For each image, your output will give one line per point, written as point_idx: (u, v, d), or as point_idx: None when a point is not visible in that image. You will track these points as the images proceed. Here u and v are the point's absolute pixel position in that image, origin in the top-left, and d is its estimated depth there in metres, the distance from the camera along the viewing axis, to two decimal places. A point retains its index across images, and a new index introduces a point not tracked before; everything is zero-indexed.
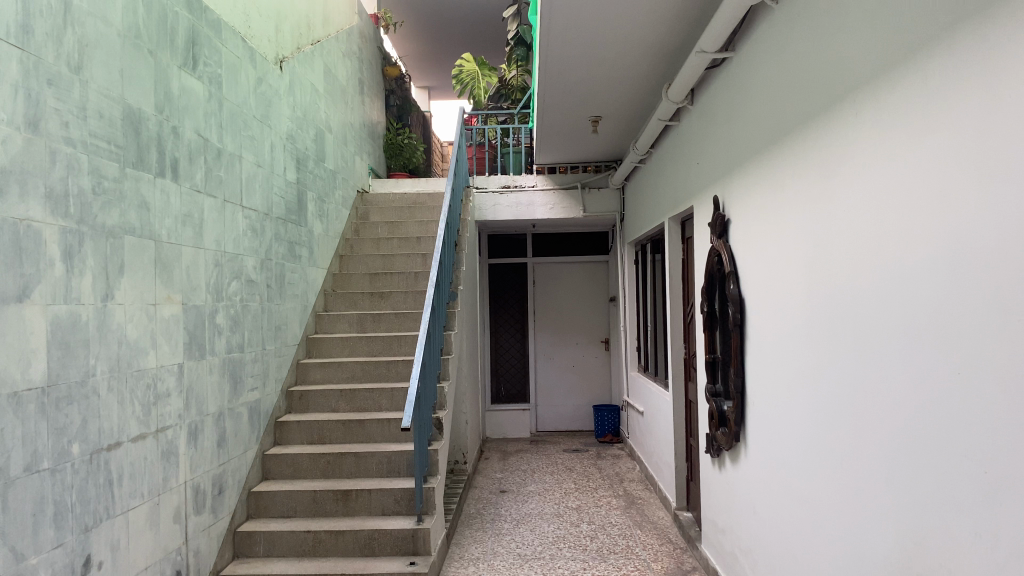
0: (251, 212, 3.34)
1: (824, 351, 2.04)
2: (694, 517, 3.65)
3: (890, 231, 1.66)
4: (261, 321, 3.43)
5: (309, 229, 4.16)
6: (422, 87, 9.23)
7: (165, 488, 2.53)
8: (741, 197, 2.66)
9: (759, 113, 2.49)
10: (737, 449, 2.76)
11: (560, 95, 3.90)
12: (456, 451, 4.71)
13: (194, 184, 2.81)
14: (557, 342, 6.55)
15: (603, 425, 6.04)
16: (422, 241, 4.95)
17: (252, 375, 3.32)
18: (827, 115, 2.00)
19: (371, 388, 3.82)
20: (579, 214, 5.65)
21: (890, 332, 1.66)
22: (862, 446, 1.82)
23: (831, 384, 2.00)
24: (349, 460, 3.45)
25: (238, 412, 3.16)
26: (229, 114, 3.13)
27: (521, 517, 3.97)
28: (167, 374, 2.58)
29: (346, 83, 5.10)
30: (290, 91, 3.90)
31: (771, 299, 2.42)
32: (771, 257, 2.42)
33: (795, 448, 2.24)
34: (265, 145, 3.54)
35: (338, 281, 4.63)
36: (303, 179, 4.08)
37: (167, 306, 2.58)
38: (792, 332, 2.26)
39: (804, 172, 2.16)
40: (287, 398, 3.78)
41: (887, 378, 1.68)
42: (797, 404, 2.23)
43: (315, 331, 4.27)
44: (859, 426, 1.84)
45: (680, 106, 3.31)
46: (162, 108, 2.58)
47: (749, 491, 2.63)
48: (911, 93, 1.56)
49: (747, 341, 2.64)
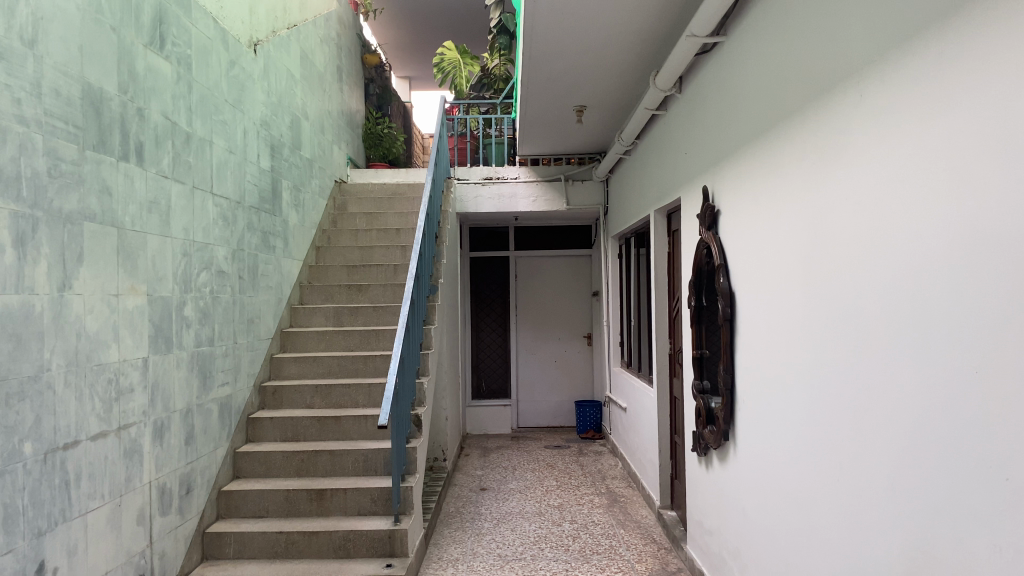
0: (222, 200, 3.22)
1: (821, 347, 1.95)
2: (678, 516, 3.57)
3: (895, 217, 1.56)
4: (232, 313, 3.30)
5: (284, 219, 4.03)
6: (402, 77, 9.10)
7: (127, 489, 2.40)
8: (732, 187, 2.56)
9: (753, 99, 2.39)
10: (725, 448, 2.66)
11: (545, 83, 3.78)
12: (435, 448, 4.60)
13: (161, 169, 2.68)
14: (539, 336, 6.45)
15: (585, 421, 5.96)
16: (401, 233, 4.83)
17: (223, 370, 3.20)
18: (825, 99, 1.90)
19: (347, 384, 3.69)
20: (562, 207, 5.56)
21: (896, 326, 1.57)
22: (862, 446, 1.73)
23: (828, 383, 1.91)
24: (323, 458, 3.33)
25: (207, 408, 3.03)
26: (199, 97, 3.00)
27: (502, 515, 3.87)
28: (131, 368, 2.45)
29: (323, 71, 4.96)
30: (264, 75, 3.77)
31: (764, 293, 2.32)
32: (764, 249, 2.32)
33: (790, 448, 2.15)
34: (238, 130, 3.40)
35: (315, 273, 4.50)
36: (278, 168, 3.95)
37: (130, 297, 2.45)
38: (786, 328, 2.16)
39: (800, 158, 2.07)
40: (260, 393, 3.65)
41: (892, 373, 1.58)
42: (793, 403, 2.13)
43: (290, 324, 4.14)
44: (859, 426, 1.75)
45: (668, 94, 3.21)
46: (126, 88, 2.44)
47: (739, 492, 2.53)
48: (921, 71, 1.46)
49: (736, 338, 2.54)
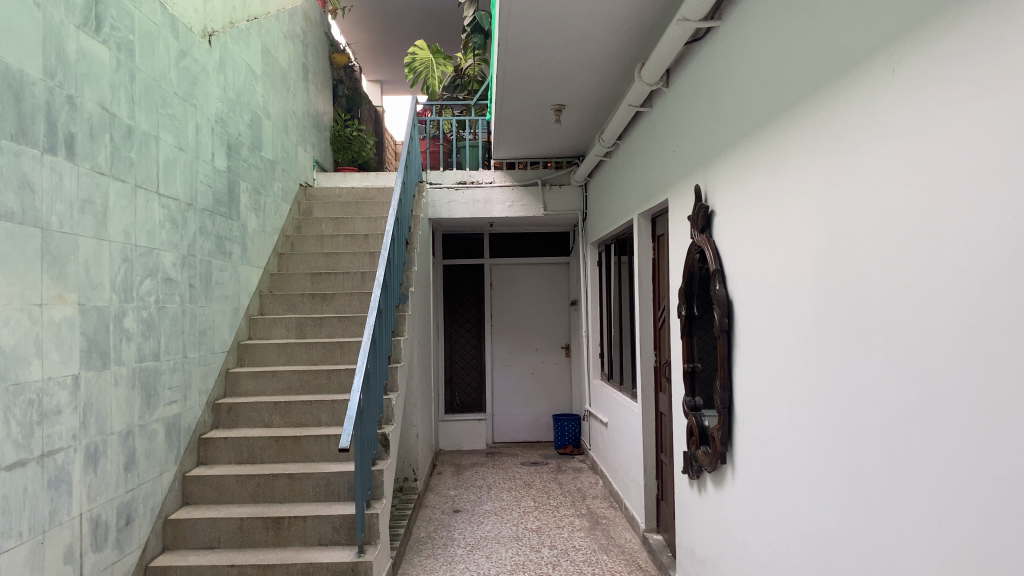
0: (170, 200, 2.95)
1: (833, 362, 1.71)
2: (664, 541, 3.34)
3: (932, 211, 1.32)
4: (181, 325, 3.02)
5: (242, 224, 3.76)
6: (375, 81, 8.87)
7: (52, 524, 2.12)
8: (729, 185, 2.33)
9: (752, 89, 2.16)
10: (721, 472, 2.43)
11: (522, 79, 3.55)
12: (405, 467, 4.33)
13: (96, 164, 2.41)
14: (515, 348, 6.21)
15: (563, 436, 5.72)
16: (370, 238, 4.57)
17: (170, 387, 2.92)
18: (837, 83, 1.67)
19: (309, 400, 3.42)
20: (539, 213, 5.33)
21: (931, 339, 1.32)
22: (888, 479, 1.48)
23: (844, 402, 1.67)
24: (281, 482, 3.06)
25: (151, 430, 2.75)
26: (143, 88, 2.73)
27: (476, 541, 3.62)
28: (58, 388, 2.17)
29: (287, 68, 4.70)
30: (219, 68, 3.50)
31: (767, 301, 2.09)
32: (767, 252, 2.08)
33: (798, 475, 1.91)
34: (189, 126, 3.14)
35: (277, 281, 4.23)
36: (235, 169, 3.68)
37: (58, 307, 2.18)
38: (792, 339, 1.93)
39: (807, 150, 1.83)
40: (214, 412, 3.38)
41: (926, 395, 1.34)
42: (802, 424, 1.89)
43: (248, 336, 3.87)
44: (881, 454, 1.50)
45: (654, 87, 2.98)
46: (54, 73, 2.18)
47: (738, 520, 2.29)
48: (959, 44, 1.23)
49: (734, 350, 2.31)
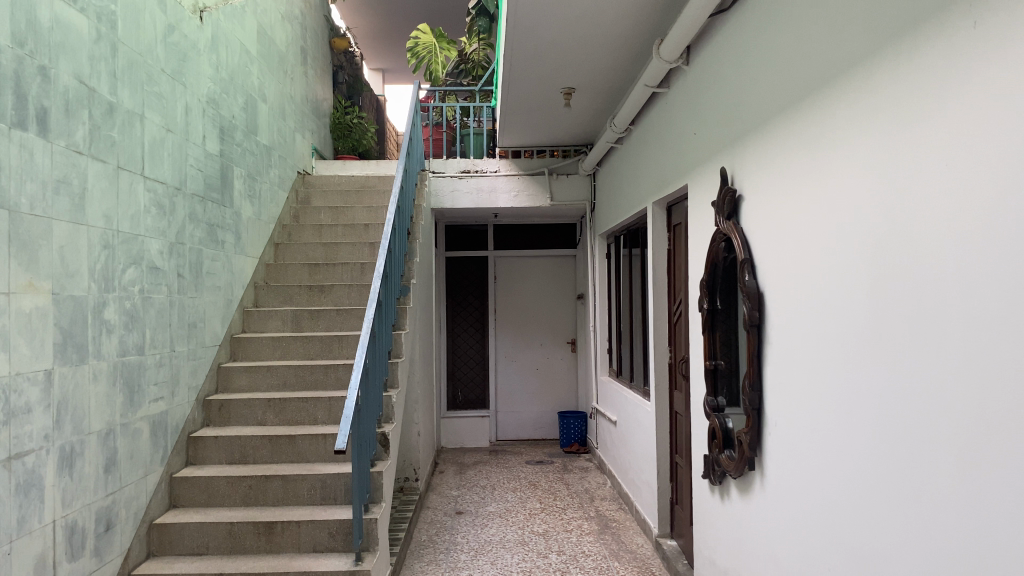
0: (156, 184, 2.77)
1: (888, 363, 1.51)
2: (679, 547, 3.16)
3: (1013, 189, 1.13)
4: (169, 317, 2.85)
5: (236, 211, 3.58)
6: (376, 69, 8.69)
7: (21, 531, 1.95)
8: (757, 167, 2.15)
9: (786, 59, 1.95)
10: (748, 479, 2.24)
11: (529, 60, 3.36)
12: (406, 467, 4.16)
13: (73, 142, 2.23)
14: (519, 343, 6.03)
15: (569, 434, 5.56)
16: (370, 228, 4.39)
17: (156, 383, 2.74)
18: (891, 44, 1.47)
19: (304, 398, 3.24)
20: (546, 203, 5.15)
21: (1014, 336, 1.13)
22: (962, 499, 1.27)
23: (900, 408, 1.46)
24: (275, 484, 2.88)
25: (135, 429, 2.58)
26: (127, 62, 2.55)
27: (480, 545, 3.45)
28: (28, 384, 1.99)
29: (285, 50, 4.51)
30: (211, 45, 3.31)
31: (801, 293, 1.90)
32: (802, 240, 1.89)
33: (842, 487, 1.71)
34: (178, 105, 2.95)
35: (273, 272, 4.06)
36: (229, 153, 3.50)
37: (28, 296, 2.00)
38: (834, 335, 1.74)
39: (854, 123, 1.63)
40: (204, 408, 3.21)
41: (1007, 400, 1.15)
42: (846, 431, 1.68)
43: (242, 329, 3.70)
44: (953, 469, 1.29)
45: (673, 66, 2.79)
46: (23, 41, 2.00)
47: (768, 532, 2.10)
48: None
49: (765, 347, 2.11)
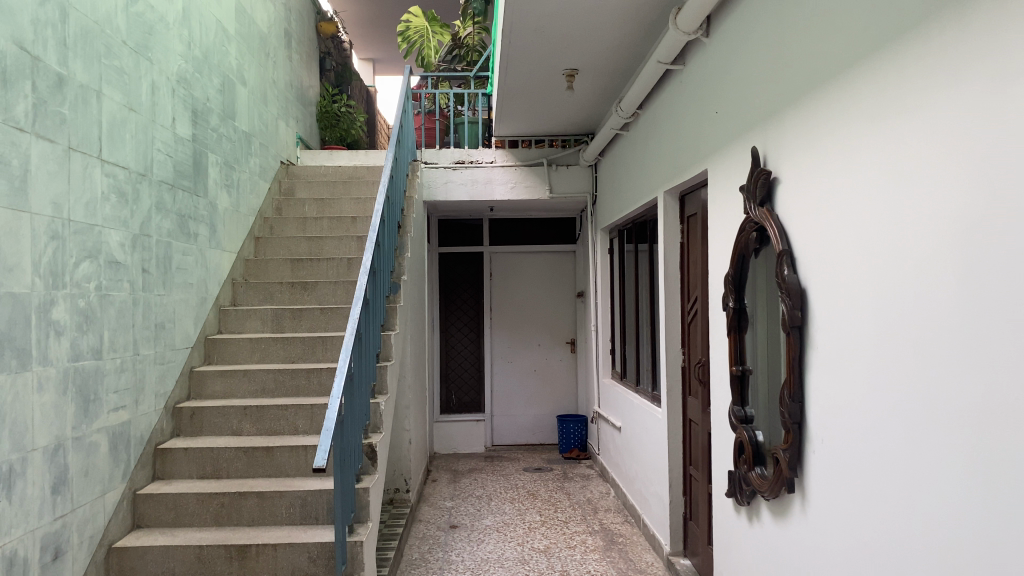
0: (116, 168, 2.48)
1: (963, 374, 1.23)
2: (693, 567, 2.91)
3: None
4: (132, 317, 2.57)
5: (210, 201, 3.30)
6: (365, 59, 8.44)
7: None
8: (795, 146, 1.88)
9: (831, 17, 1.67)
10: (784, 500, 1.98)
11: (528, 39, 3.09)
12: (396, 477, 3.89)
13: (14, 117, 1.95)
14: (516, 343, 5.77)
15: (569, 439, 5.30)
16: (358, 221, 4.11)
17: (117, 391, 2.46)
18: None
19: (284, 405, 2.96)
20: (545, 195, 4.88)
21: None
22: None
23: (985, 428, 1.18)
24: (250, 501, 2.61)
25: (91, 443, 2.30)
26: (80, 29, 2.27)
27: (476, 563, 3.18)
28: None
29: (267, 32, 4.24)
30: (182, 19, 3.03)
31: (851, 288, 1.62)
32: (852, 228, 1.62)
33: (906, 516, 1.42)
34: (142, 82, 2.67)
35: (252, 268, 3.78)
36: (203, 138, 3.22)
37: None
38: (894, 338, 1.46)
39: (921, 85, 1.35)
40: (174, 416, 2.93)
41: None
42: (908, 452, 1.41)
43: (218, 329, 3.42)
44: None
45: (690, 37, 2.52)
46: None
47: (810, 562, 1.83)
48: None
49: (807, 352, 1.84)
